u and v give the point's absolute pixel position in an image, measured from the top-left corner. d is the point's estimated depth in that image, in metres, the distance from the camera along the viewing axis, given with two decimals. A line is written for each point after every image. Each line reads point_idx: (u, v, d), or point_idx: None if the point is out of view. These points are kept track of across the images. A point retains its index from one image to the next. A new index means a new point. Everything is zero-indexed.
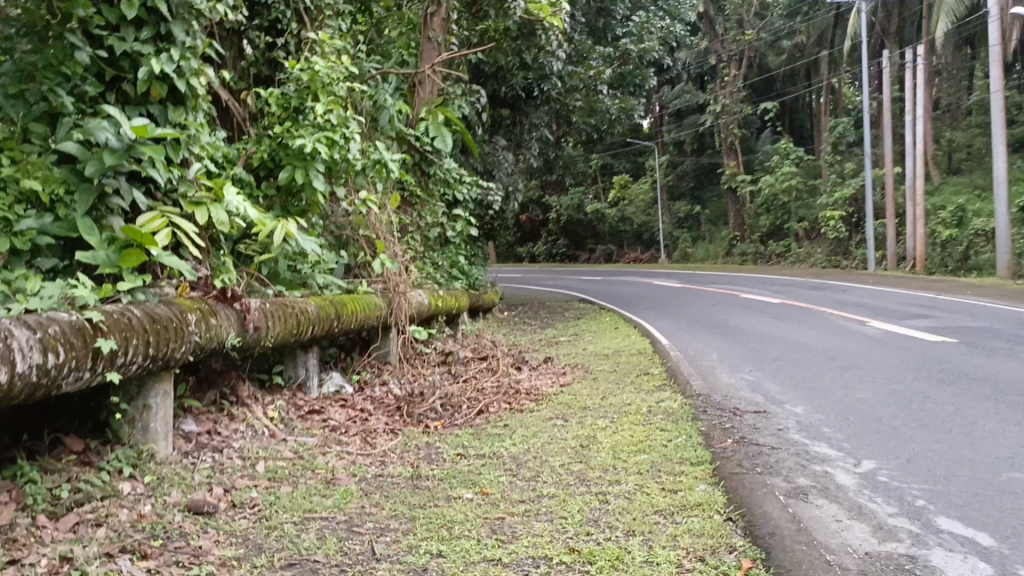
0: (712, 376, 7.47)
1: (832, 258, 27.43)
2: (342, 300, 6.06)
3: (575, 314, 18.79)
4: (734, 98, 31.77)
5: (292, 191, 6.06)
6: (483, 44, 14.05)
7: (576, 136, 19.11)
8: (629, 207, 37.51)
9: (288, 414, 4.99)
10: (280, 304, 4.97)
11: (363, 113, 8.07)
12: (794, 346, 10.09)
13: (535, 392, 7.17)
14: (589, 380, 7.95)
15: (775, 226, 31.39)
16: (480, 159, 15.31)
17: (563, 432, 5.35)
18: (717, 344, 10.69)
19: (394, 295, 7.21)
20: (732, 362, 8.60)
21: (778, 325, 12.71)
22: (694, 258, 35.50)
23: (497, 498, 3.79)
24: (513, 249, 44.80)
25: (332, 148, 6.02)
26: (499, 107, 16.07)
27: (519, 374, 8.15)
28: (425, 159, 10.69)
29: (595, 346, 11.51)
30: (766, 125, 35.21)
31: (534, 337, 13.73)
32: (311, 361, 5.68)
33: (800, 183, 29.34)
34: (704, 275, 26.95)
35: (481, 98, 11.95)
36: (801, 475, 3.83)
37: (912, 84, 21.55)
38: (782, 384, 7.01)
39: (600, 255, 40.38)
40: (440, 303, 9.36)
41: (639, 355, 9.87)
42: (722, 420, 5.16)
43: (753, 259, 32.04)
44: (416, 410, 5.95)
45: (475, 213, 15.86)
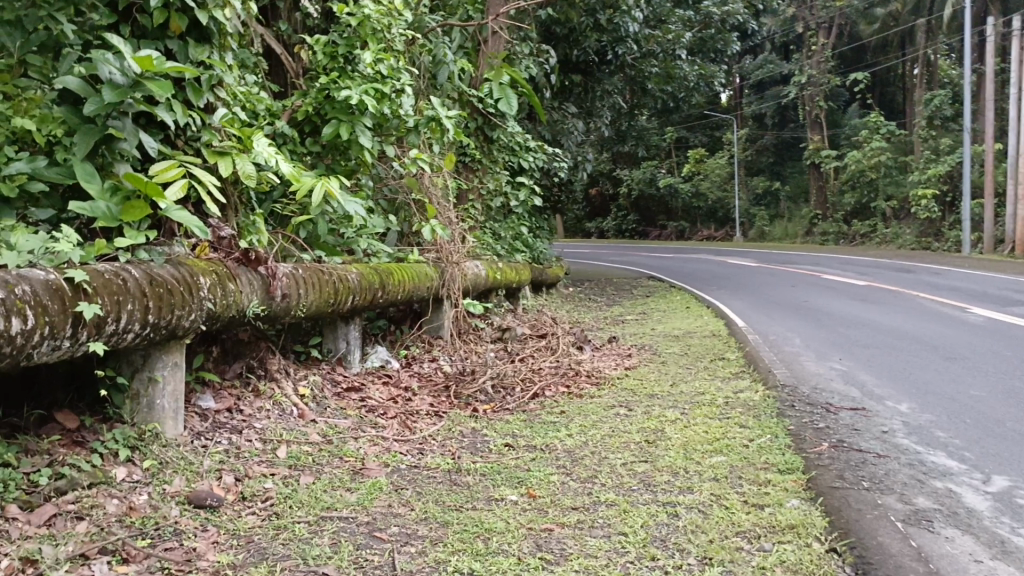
0: (796, 364, 6.76)
1: (922, 239, 25.86)
2: (388, 269, 5.59)
3: (644, 291, 18.09)
4: (822, 68, 30.23)
5: (338, 147, 5.58)
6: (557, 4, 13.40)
7: (651, 106, 18.28)
8: (704, 181, 36.24)
9: (323, 391, 4.54)
10: (316, 270, 4.50)
11: (421, 69, 7.60)
12: (886, 332, 9.23)
13: (597, 376, 6.60)
14: (657, 363, 7.33)
15: (861, 205, 29.80)
16: (548, 127, 14.67)
17: (626, 424, 4.78)
18: (799, 328, 9.90)
19: (447, 266, 6.75)
20: (818, 349, 7.84)
21: (866, 309, 11.80)
22: (771, 236, 34.10)
23: (546, 502, 3.25)
24: (582, 224, 44.01)
25: (382, 102, 5.51)
26: (570, 73, 15.35)
27: (581, 354, 7.60)
28: (488, 121, 10.16)
29: (663, 327, 10.81)
30: (854, 98, 33.45)
31: (599, 315, 13.14)
32: (352, 334, 5.24)
33: (889, 159, 27.70)
34: (782, 254, 25.73)
35: (550, 58, 11.33)
36: (920, 496, 3.18)
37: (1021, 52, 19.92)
38: (879, 376, 6.25)
39: (672, 231, 39.26)
40: (499, 276, 8.84)
41: (712, 337, 9.17)
42: (812, 418, 4.50)
43: (835, 239, 30.51)
44: (464, 392, 5.46)
45: (542, 182, 15.29)
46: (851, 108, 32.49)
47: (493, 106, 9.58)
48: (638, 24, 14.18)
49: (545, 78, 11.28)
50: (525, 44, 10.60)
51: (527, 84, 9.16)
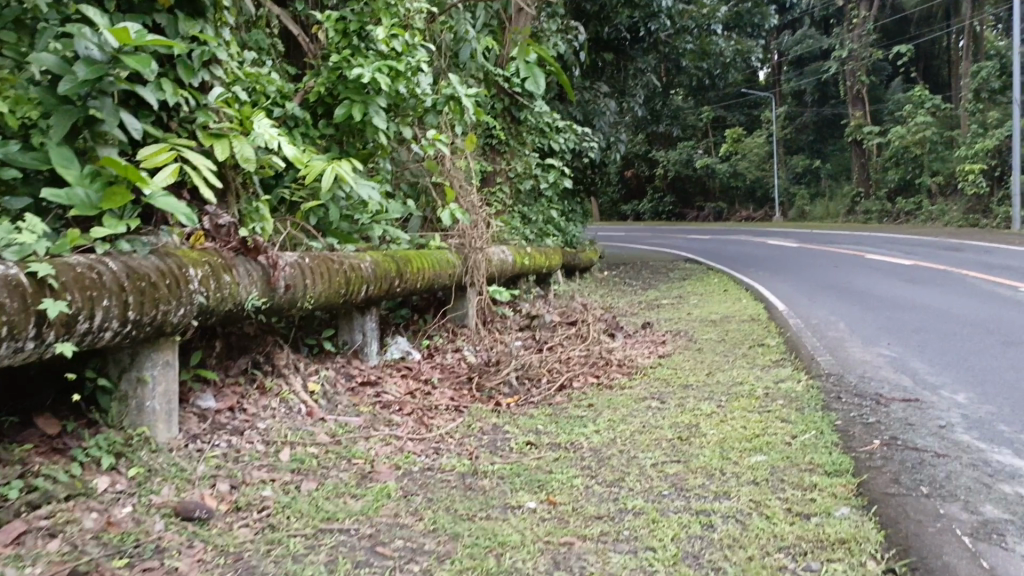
0: (841, 350, 6.38)
1: (969, 216, 24.98)
2: (406, 256, 5.33)
3: (681, 274, 17.68)
4: (863, 42, 29.28)
5: (352, 129, 5.31)
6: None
7: (685, 84, 17.78)
8: (742, 161, 35.50)
9: (335, 387, 4.30)
10: (326, 259, 4.25)
11: (442, 48, 7.32)
12: (936, 314, 8.77)
13: (629, 365, 6.28)
14: (692, 351, 6.98)
15: (905, 181, 28.87)
16: (580, 107, 14.28)
17: (657, 418, 4.47)
18: (843, 310, 9.46)
19: (470, 252, 6.44)
20: (864, 333, 7.42)
21: (913, 290, 11.27)
22: (811, 216, 33.28)
23: (567, 510, 2.97)
24: (618, 207, 43.50)
25: (397, 80, 5.23)
26: (602, 51, 14.93)
27: (613, 342, 7.29)
28: (516, 101, 9.79)
29: (700, 311, 10.44)
30: (897, 72, 32.39)
31: (634, 300, 12.80)
32: (369, 325, 5.01)
33: (935, 134, 26.74)
34: (824, 234, 25.05)
35: (578, 35, 10.94)
36: (988, 504, 2.84)
37: None
38: (933, 362, 5.84)
39: (709, 212, 38.57)
40: (528, 261, 8.54)
41: (751, 322, 8.78)
42: (862, 411, 4.14)
43: (878, 218, 29.63)
44: (488, 384, 5.19)
45: (574, 164, 14.93)
46: (894, 83, 31.48)
47: (521, 85, 9.31)
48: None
49: (575, 56, 10.92)
50: (552, 21, 10.28)
51: (555, 62, 8.85)
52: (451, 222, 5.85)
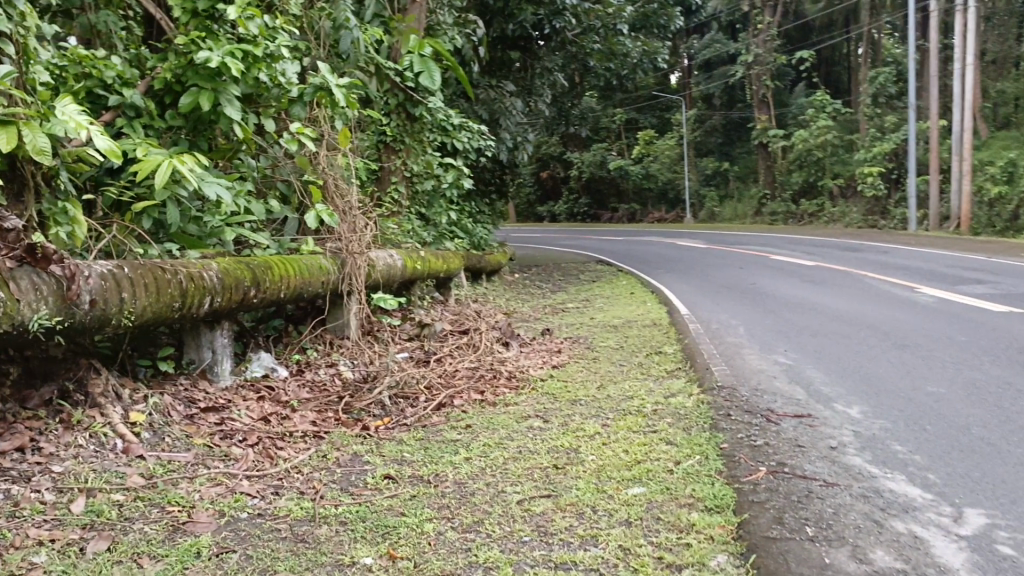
0: (738, 359, 6.16)
1: (869, 217, 25.75)
2: (267, 263, 4.79)
3: (592, 276, 17.52)
4: (768, 48, 29.91)
5: (203, 119, 4.75)
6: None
7: (593, 85, 17.63)
8: (654, 163, 35.90)
9: (169, 415, 3.75)
10: (155, 267, 3.67)
11: (320, 37, 6.79)
12: (835, 316, 8.71)
13: (518, 378, 5.88)
14: (587, 360, 6.63)
15: (808, 183, 29.60)
16: (485, 105, 13.85)
17: (537, 441, 4.07)
18: (743, 313, 9.34)
19: (349, 258, 5.83)
20: (761, 339, 7.25)
21: (812, 291, 11.32)
22: (721, 217, 33.82)
23: (408, 567, 2.53)
24: (533, 208, 43.48)
25: (254, 67, 4.68)
26: (509, 49, 14.56)
27: (506, 351, 6.89)
28: (410, 96, 9.21)
29: (603, 315, 10.17)
30: (801, 77, 33.25)
31: (540, 303, 12.50)
32: (220, 340, 4.46)
33: (835, 137, 27.50)
34: (732, 235, 25.41)
35: (477, 30, 10.49)
36: (878, 547, 2.56)
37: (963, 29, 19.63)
38: (827, 371, 5.67)
39: (623, 213, 38.85)
40: (421, 266, 8.04)
41: (652, 327, 8.53)
42: (750, 431, 3.87)
43: (783, 219, 30.31)
44: (357, 405, 4.70)
45: (481, 164, 14.55)
46: (798, 88, 32.28)
47: (415, 81, 8.82)
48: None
49: (474, 52, 10.48)
50: (448, 14, 9.85)
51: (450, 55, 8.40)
52: (318, 226, 5.33)
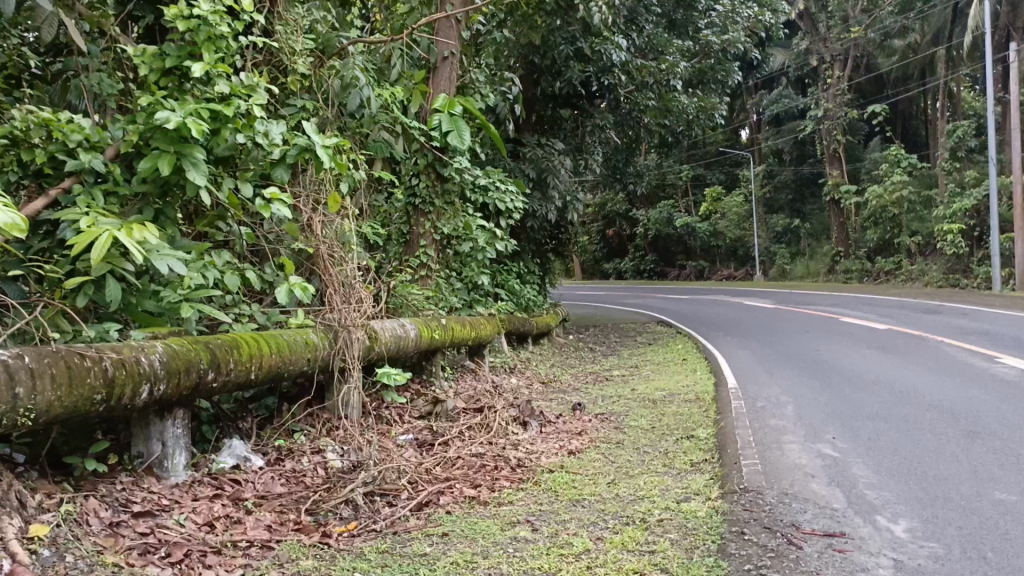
0: (777, 448, 5.43)
1: (950, 276, 24.20)
2: (234, 341, 4.36)
3: (648, 339, 16.75)
4: (839, 102, 28.96)
5: (169, 185, 4.37)
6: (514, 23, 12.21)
7: (650, 142, 17.12)
8: (722, 220, 34.94)
9: (88, 524, 3.29)
10: (73, 353, 3.23)
11: (328, 95, 6.57)
12: (902, 391, 7.80)
13: (525, 467, 5.26)
14: (610, 444, 5.96)
15: (884, 241, 28.21)
16: (532, 164, 13.40)
17: (512, 559, 3.47)
18: (799, 387, 8.48)
19: (342, 331, 5.38)
20: (810, 421, 6.45)
21: (880, 360, 10.36)
22: (792, 276, 32.53)
23: None
24: (599, 265, 42.93)
25: (222, 129, 4.30)
26: (559, 106, 14.19)
27: (523, 432, 6.28)
28: (438, 156, 8.88)
29: (645, 387, 9.43)
30: (874, 131, 32.09)
31: (583, 371, 11.84)
32: (172, 431, 4.00)
33: (913, 193, 26.18)
34: (802, 294, 24.27)
35: (513, 87, 10.15)
36: None
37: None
38: (880, 469, 4.87)
39: (690, 271, 37.89)
40: (440, 334, 7.47)
41: (693, 403, 7.77)
42: (765, 559, 3.23)
43: (858, 278, 28.85)
44: (325, 505, 4.18)
45: (529, 224, 14.13)
46: (873, 143, 31.11)
47: (442, 140, 8.43)
48: (622, 53, 12.99)
49: (509, 110, 10.10)
50: (482, 71, 9.67)
51: (481, 115, 8.23)
52: (299, 300, 4.90)
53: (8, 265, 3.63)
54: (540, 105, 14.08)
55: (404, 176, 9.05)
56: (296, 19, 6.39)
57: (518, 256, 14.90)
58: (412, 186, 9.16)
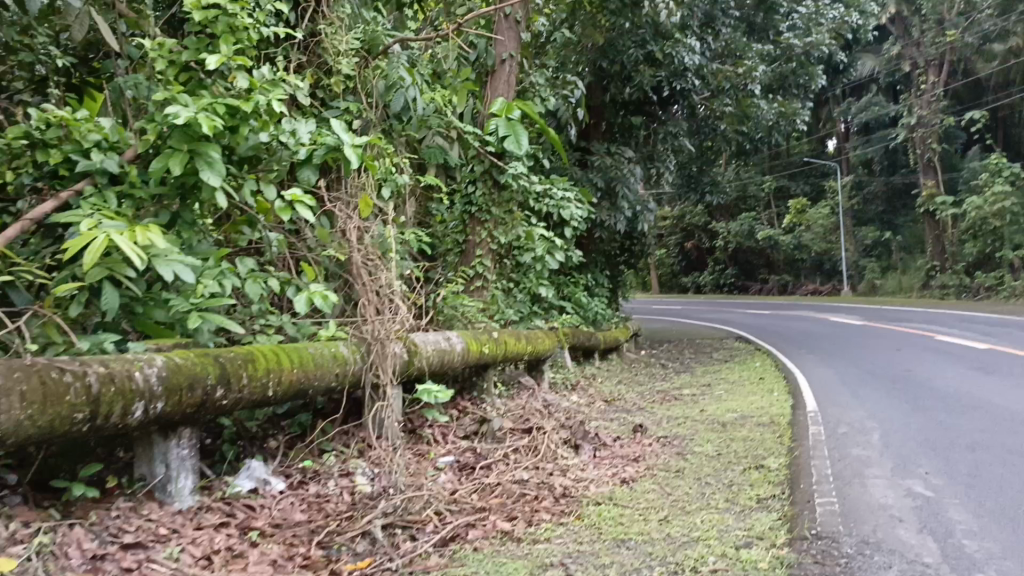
0: (858, 484, 4.79)
1: None
2: (250, 353, 4.04)
3: (724, 355, 15.98)
4: (933, 108, 27.38)
5: (187, 188, 4.10)
6: (579, 23, 11.90)
7: (727, 150, 16.34)
8: (806, 233, 33.51)
9: (66, 558, 2.99)
10: (50, 367, 2.95)
11: (372, 96, 6.33)
12: (1005, 419, 6.97)
13: (571, 496, 4.79)
14: (668, 472, 5.40)
15: (984, 255, 26.44)
16: (600, 173, 12.87)
17: None
18: (886, 412, 7.71)
19: (375, 343, 5.03)
20: (897, 451, 5.76)
21: (978, 382, 9.44)
22: (882, 291, 30.87)
23: None
24: (678, 279, 41.93)
25: (238, 126, 4.03)
26: (631, 114, 13.55)
27: (574, 456, 5.81)
28: (495, 162, 8.49)
29: (715, 408, 8.80)
30: (973, 140, 30.25)
31: (651, 389, 11.25)
32: (178, 451, 3.69)
33: (1015, 204, 24.45)
34: (893, 310, 22.86)
35: (575, 90, 9.63)
36: None
37: None
38: (982, 511, 4.20)
39: (773, 286, 36.50)
40: (491, 349, 7.03)
41: (766, 427, 7.12)
42: None
43: (955, 293, 27.10)
44: (341, 535, 3.81)
45: (599, 235, 13.61)
46: (970, 152, 29.31)
47: (498, 145, 8.09)
48: (697, 55, 12.35)
49: (572, 115, 9.67)
50: (542, 73, 9.31)
51: (539, 118, 7.86)
52: (324, 311, 4.58)
53: (3, 270, 3.42)
54: (610, 113, 13.47)
55: (460, 183, 8.70)
56: (343, 17, 6.15)
57: (586, 268, 14.38)
58: (469, 194, 8.77)
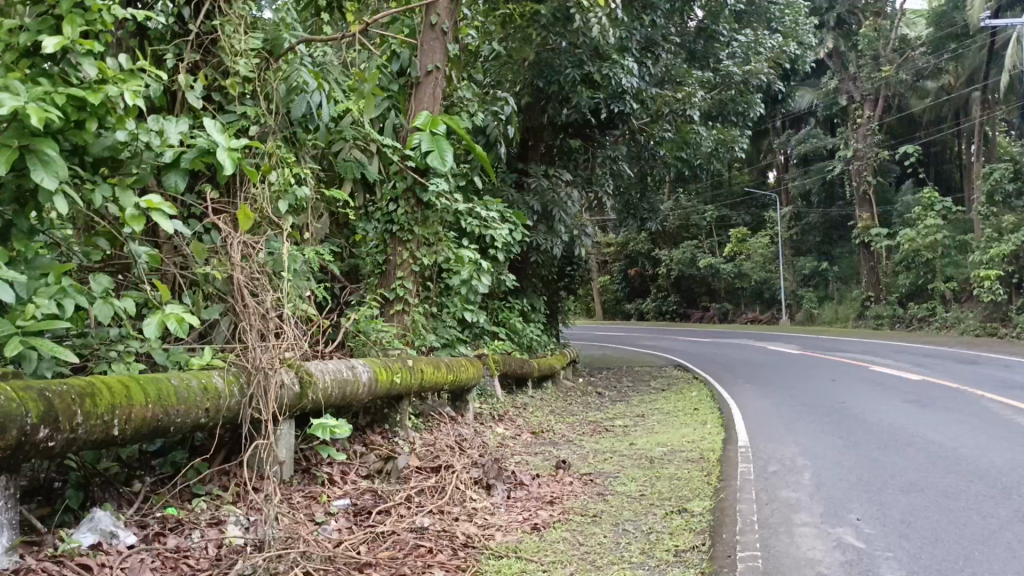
0: (786, 534, 4.38)
1: (987, 324, 22.75)
2: (91, 386, 3.47)
3: (662, 384, 15.68)
4: (869, 141, 27.80)
5: (20, 192, 3.48)
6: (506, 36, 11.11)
7: (666, 176, 16.13)
8: (746, 262, 33.68)
9: None
10: None
11: (271, 100, 5.79)
12: (940, 457, 6.71)
13: (472, 547, 4.30)
14: (584, 517, 4.93)
15: (917, 286, 26.88)
16: (537, 196, 12.35)
17: None
18: (819, 448, 7.38)
19: (257, 374, 4.44)
20: (828, 493, 5.40)
21: (910, 415, 9.26)
22: (820, 321, 31.18)
23: None
24: (621, 305, 41.81)
25: (86, 121, 3.51)
26: (570, 136, 13.20)
27: (483, 498, 5.32)
28: (417, 179, 7.98)
29: (645, 441, 8.38)
30: (906, 174, 31.02)
31: (583, 419, 10.80)
32: None
33: (947, 237, 24.92)
34: (830, 340, 22.94)
35: (508, 107, 9.19)
36: None
37: None
38: (918, 567, 3.83)
39: (714, 313, 36.58)
40: (405, 378, 6.48)
41: (693, 464, 6.72)
42: None
43: (890, 323, 27.48)
44: None
45: (534, 259, 13.20)
46: (904, 186, 29.96)
47: (422, 162, 7.63)
48: (636, 77, 12.03)
49: (502, 132, 9.30)
50: (470, 87, 8.89)
51: (466, 135, 7.37)
52: (186, 336, 3.99)
53: None
54: (548, 135, 13.04)
55: (381, 201, 8.12)
56: (242, 15, 5.67)
57: (522, 293, 13.94)
58: (390, 212, 8.22)
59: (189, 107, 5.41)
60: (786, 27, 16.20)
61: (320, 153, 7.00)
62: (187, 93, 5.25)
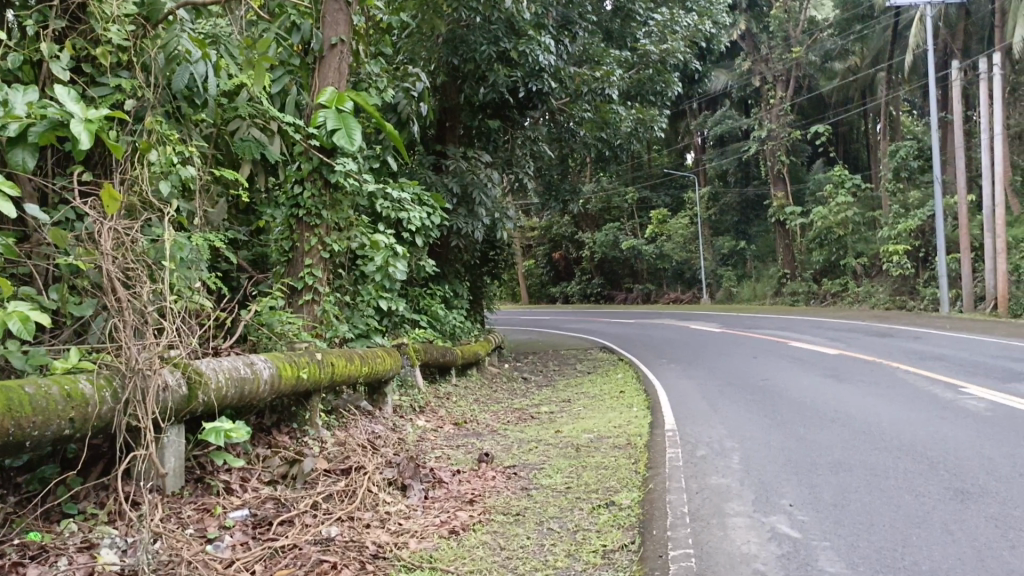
0: (719, 527, 4.13)
1: (896, 297, 23.46)
2: None
3: (587, 367, 15.53)
4: (783, 121, 28.31)
5: None
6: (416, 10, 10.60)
7: (586, 157, 15.90)
8: (667, 243, 33.98)
9: None
10: None
11: (149, 72, 5.23)
12: (866, 433, 6.64)
13: (382, 558, 3.91)
14: (506, 517, 4.60)
15: (830, 262, 27.59)
16: (455, 178, 11.90)
17: None
18: (747, 429, 7.26)
19: (133, 376, 3.92)
20: (759, 478, 5.22)
21: (832, 390, 9.28)
22: (739, 299, 31.74)
23: None
24: (546, 289, 41.79)
25: None
26: (489, 117, 12.75)
27: (399, 501, 4.92)
28: (324, 159, 7.45)
29: (572, 428, 8.13)
30: (818, 153, 31.79)
31: (509, 407, 10.47)
32: None
33: (857, 214, 25.61)
34: (750, 317, 23.29)
35: (421, 84, 8.72)
36: None
37: (990, 105, 18.34)
38: (856, 557, 3.64)
39: (637, 294, 36.85)
40: (316, 374, 6.01)
41: (620, 450, 6.48)
42: None
43: (805, 299, 28.14)
44: None
45: (453, 244, 12.79)
46: (816, 165, 30.69)
47: (328, 140, 7.11)
48: (554, 55, 11.65)
49: (415, 110, 8.83)
50: (379, 62, 8.43)
51: (375, 112, 6.90)
52: (33, 338, 3.54)
53: None
54: (466, 115, 12.53)
55: (285, 184, 7.57)
56: None
57: (443, 279, 13.50)
58: (295, 195, 7.58)
59: (54, 80, 4.81)
60: (701, 6, 16.14)
61: (214, 132, 6.61)
62: (51, 64, 4.64)
